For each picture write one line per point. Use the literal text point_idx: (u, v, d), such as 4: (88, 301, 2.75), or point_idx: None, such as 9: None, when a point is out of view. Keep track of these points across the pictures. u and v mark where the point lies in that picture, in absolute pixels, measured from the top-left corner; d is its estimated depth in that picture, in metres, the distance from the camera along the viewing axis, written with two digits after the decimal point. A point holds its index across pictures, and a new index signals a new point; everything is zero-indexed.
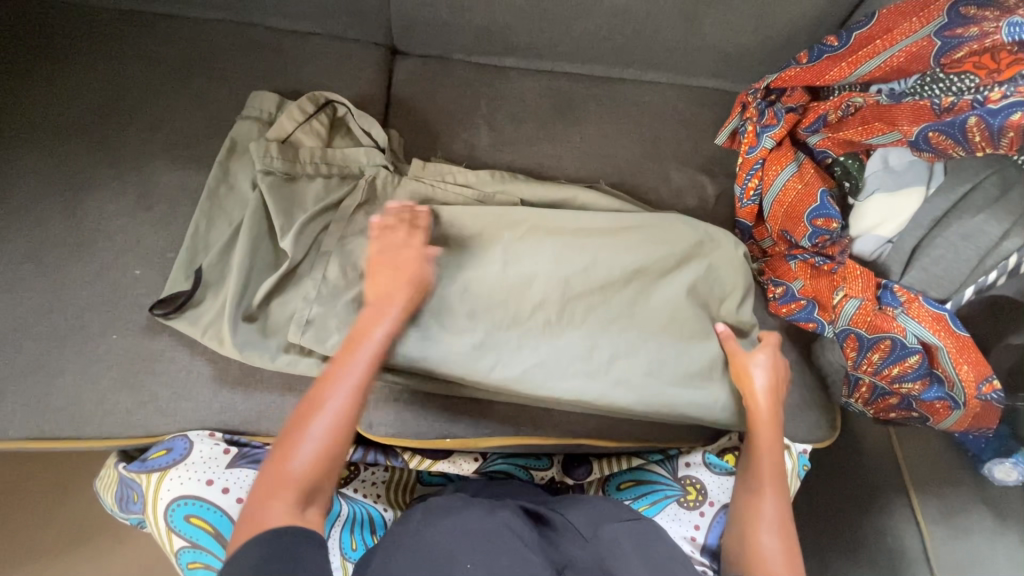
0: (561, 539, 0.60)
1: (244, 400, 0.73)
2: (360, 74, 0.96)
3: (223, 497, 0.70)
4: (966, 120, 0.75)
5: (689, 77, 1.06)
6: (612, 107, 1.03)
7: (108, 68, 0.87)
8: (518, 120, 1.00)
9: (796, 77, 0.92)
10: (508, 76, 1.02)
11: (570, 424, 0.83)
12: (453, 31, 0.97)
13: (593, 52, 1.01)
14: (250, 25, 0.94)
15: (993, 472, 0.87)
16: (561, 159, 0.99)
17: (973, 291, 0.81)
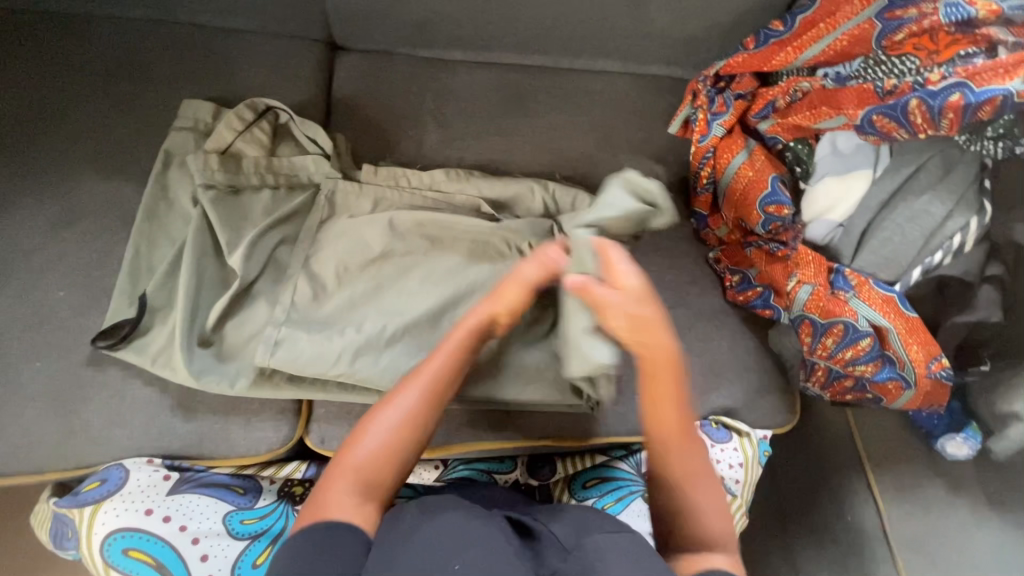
0: (544, 552, 0.56)
1: (184, 423, 0.69)
2: (298, 72, 0.92)
3: (163, 527, 0.67)
4: (907, 102, 0.77)
5: (641, 65, 1.05)
6: (564, 98, 1.01)
7: (21, 74, 0.80)
8: (467, 114, 0.97)
9: (743, 64, 0.91)
10: (455, 69, 0.99)
11: (531, 425, 0.82)
12: (395, 25, 0.93)
13: (542, 42, 0.98)
14: (177, 23, 0.88)
15: (944, 447, 0.90)
16: (513, 154, 0.96)
17: (920, 271, 0.82)
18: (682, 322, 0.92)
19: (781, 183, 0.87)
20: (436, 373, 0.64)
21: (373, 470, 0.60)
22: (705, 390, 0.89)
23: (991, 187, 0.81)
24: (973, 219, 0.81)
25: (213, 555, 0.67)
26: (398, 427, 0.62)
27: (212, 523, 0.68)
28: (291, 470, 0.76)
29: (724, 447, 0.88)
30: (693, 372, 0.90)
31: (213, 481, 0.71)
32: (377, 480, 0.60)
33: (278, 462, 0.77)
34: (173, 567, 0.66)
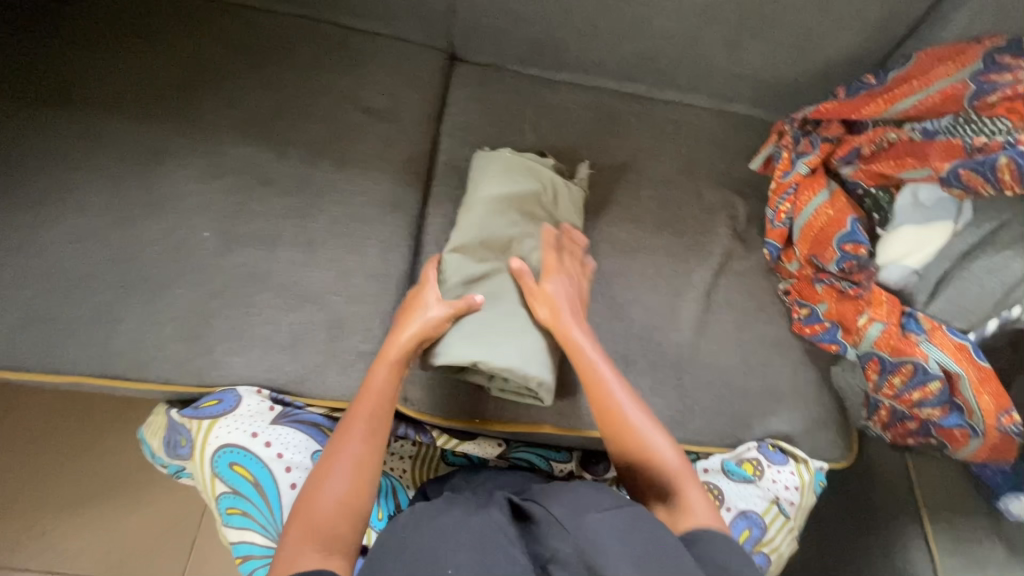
0: (544, 534, 0.59)
1: (291, 361, 0.78)
2: (420, 74, 1.03)
3: (264, 451, 0.74)
4: (997, 160, 0.80)
5: (727, 104, 1.12)
6: (653, 124, 1.08)
7: (195, 49, 0.93)
8: (564, 128, 1.05)
9: (833, 110, 0.97)
10: (557, 88, 1.08)
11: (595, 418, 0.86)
12: (509, 41, 1.04)
13: (639, 71, 1.07)
14: (325, 22, 1.01)
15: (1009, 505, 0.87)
16: (603, 170, 1.03)
17: (997, 323, 0.84)
18: (747, 345, 0.95)
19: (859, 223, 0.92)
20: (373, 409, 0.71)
21: (335, 517, 0.64)
22: (764, 414, 0.92)
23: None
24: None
25: (301, 484, 0.73)
26: (362, 456, 0.68)
27: (303, 456, 0.75)
28: None
29: (781, 469, 0.90)
30: (752, 392, 0.93)
31: (308, 420, 0.78)
32: (339, 531, 0.63)
33: None
34: (269, 487, 0.73)
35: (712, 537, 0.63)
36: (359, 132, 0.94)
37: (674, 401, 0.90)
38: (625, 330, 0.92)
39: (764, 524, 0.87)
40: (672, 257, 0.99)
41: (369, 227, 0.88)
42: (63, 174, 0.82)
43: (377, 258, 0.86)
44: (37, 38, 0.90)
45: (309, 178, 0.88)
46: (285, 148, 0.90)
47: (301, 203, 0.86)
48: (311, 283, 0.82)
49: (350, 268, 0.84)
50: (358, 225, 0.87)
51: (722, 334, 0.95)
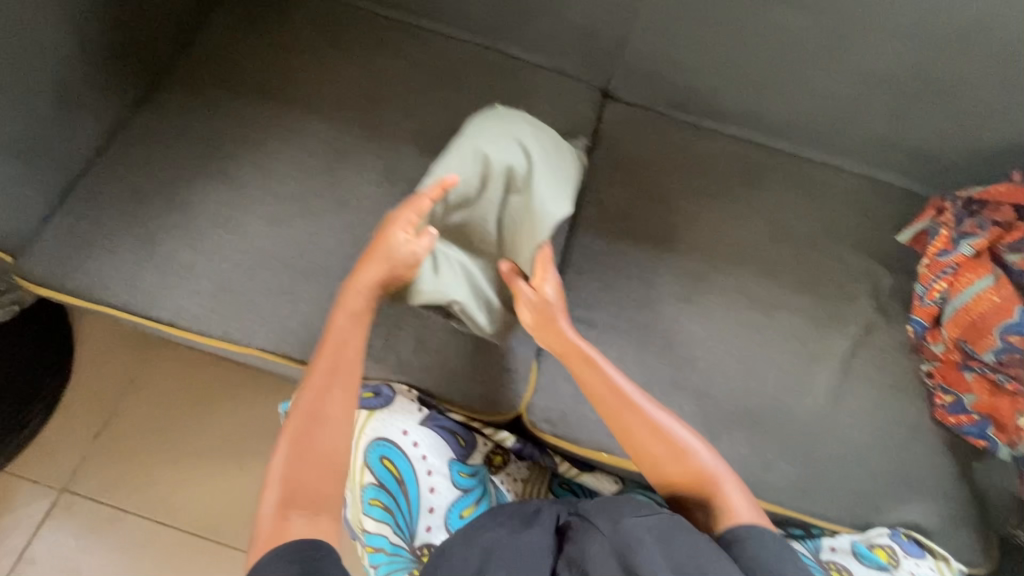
0: (582, 538, 0.66)
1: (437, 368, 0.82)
2: (577, 107, 1.06)
3: (411, 448, 0.82)
4: None
5: (880, 171, 1.08)
6: (800, 182, 1.06)
7: (379, 63, 1.00)
8: (710, 175, 1.05)
9: (1007, 194, 0.94)
10: (705, 136, 1.08)
11: None
12: (667, 86, 1.06)
13: (794, 128, 1.06)
14: (494, 50, 1.07)
15: None
16: (747, 221, 1.02)
17: None
18: (883, 426, 0.91)
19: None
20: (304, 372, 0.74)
21: (317, 480, 0.68)
22: (894, 501, 0.88)
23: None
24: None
25: (438, 490, 0.82)
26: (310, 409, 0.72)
27: (442, 461, 0.82)
28: (502, 437, 0.87)
29: (918, 562, 0.86)
30: (886, 475, 0.88)
31: (449, 426, 0.84)
32: (320, 491, 0.68)
33: (494, 425, 0.88)
34: (410, 486, 0.81)
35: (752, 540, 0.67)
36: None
37: (800, 470, 0.87)
38: (755, 389, 0.90)
39: None
40: (812, 320, 0.96)
41: None
42: (258, 164, 0.90)
43: None
44: (246, 36, 0.99)
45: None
46: None
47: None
48: None
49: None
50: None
51: (857, 410, 0.91)
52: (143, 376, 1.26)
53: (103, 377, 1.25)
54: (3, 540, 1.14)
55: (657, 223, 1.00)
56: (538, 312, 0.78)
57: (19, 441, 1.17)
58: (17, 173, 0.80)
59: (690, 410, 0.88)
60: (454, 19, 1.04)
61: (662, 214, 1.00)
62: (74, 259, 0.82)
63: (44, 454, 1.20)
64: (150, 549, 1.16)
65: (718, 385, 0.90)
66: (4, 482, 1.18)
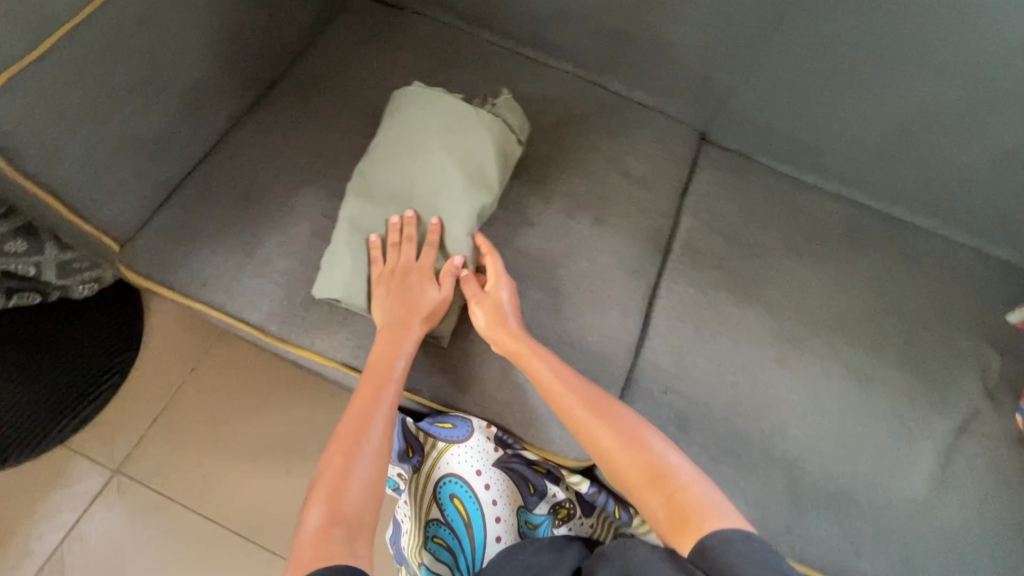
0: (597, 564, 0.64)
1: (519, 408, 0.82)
2: (676, 149, 1.04)
3: (482, 490, 0.80)
4: None
5: (992, 247, 1.02)
6: (904, 249, 1.01)
7: (485, 88, 1.01)
8: (809, 232, 1.01)
9: None
10: (807, 192, 1.05)
11: (806, 552, 0.82)
12: (773, 137, 1.03)
13: (904, 192, 1.01)
14: (598, 86, 1.06)
15: None
16: (849, 287, 0.97)
17: None
18: (990, 526, 0.83)
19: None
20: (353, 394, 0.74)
21: (361, 499, 0.65)
22: None
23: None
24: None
25: (504, 539, 0.78)
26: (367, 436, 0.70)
27: (513, 509, 0.80)
28: (575, 481, 0.83)
29: None
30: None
31: (522, 471, 0.82)
32: (363, 512, 0.64)
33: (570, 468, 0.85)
34: (477, 530, 0.78)
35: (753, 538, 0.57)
36: (612, 196, 0.97)
37: (896, 563, 0.81)
38: (851, 468, 0.85)
39: None
40: (914, 397, 0.90)
41: (610, 289, 0.90)
42: None
43: (613, 321, 0.88)
44: (360, 51, 1.01)
45: (563, 230, 0.92)
46: (548, 195, 0.94)
47: (553, 254, 0.91)
48: (551, 331, 0.86)
49: (583, 330, 0.87)
50: (599, 286, 0.90)
51: (964, 507, 0.84)
52: (201, 367, 1.26)
53: (162, 362, 1.25)
54: (53, 517, 1.13)
55: (754, 277, 0.96)
56: (491, 311, 0.79)
57: (83, 419, 1.18)
58: (141, 166, 0.81)
59: (776, 477, 0.84)
60: (562, 52, 1.05)
61: (761, 270, 0.96)
62: (183, 256, 0.84)
63: (102, 435, 1.19)
64: (193, 546, 1.13)
65: (810, 457, 0.85)
66: (59, 457, 1.16)
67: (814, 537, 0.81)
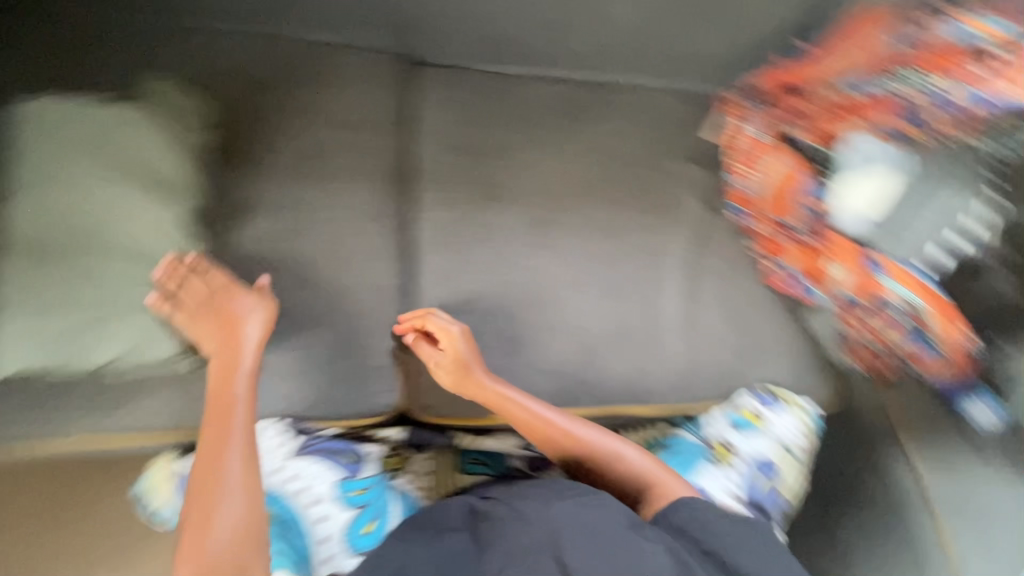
0: (507, 528, 0.66)
1: (301, 391, 0.86)
2: (380, 81, 0.98)
3: (287, 484, 0.80)
4: (925, 113, 0.91)
5: (684, 81, 1.13)
6: (616, 109, 1.09)
7: (139, 83, 0.88)
8: (531, 119, 1.04)
9: (779, 77, 1.08)
10: (525, 83, 1.06)
11: (605, 397, 0.94)
12: (468, 39, 1.01)
13: (598, 58, 1.08)
14: (272, 38, 0.95)
15: (970, 414, 0.93)
16: (578, 158, 1.04)
17: (948, 256, 0.89)
18: (730, 311, 1.02)
19: (814, 183, 0.98)
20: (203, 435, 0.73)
21: (232, 544, 0.66)
22: (753, 363, 1.01)
23: (1005, 176, 0.86)
24: (983, 199, 0.87)
25: (329, 514, 0.79)
26: (235, 481, 0.70)
27: (327, 484, 0.80)
28: (390, 433, 0.89)
29: (781, 414, 0.94)
30: (744, 350, 1.01)
31: (327, 445, 0.84)
32: (243, 557, 0.65)
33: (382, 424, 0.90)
34: (297, 520, 0.78)
35: (688, 505, 0.72)
36: (327, 150, 0.93)
37: (675, 370, 0.97)
38: (619, 309, 0.97)
39: (777, 465, 0.89)
40: (652, 233, 1.03)
41: (355, 244, 0.91)
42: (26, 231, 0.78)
43: (372, 276, 0.91)
44: None
45: (288, 205, 0.90)
46: (257, 176, 0.90)
47: (286, 231, 0.89)
48: (312, 308, 0.88)
49: (343, 290, 0.89)
50: (345, 242, 0.90)
51: (707, 299, 1.02)
52: None
53: None
54: None
55: (495, 178, 0.99)
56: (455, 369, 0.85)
57: None
58: None
59: (563, 347, 0.94)
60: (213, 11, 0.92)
61: (499, 169, 0.99)
62: None
63: None
64: None
65: (586, 319, 0.96)
66: None
67: (607, 384, 0.95)
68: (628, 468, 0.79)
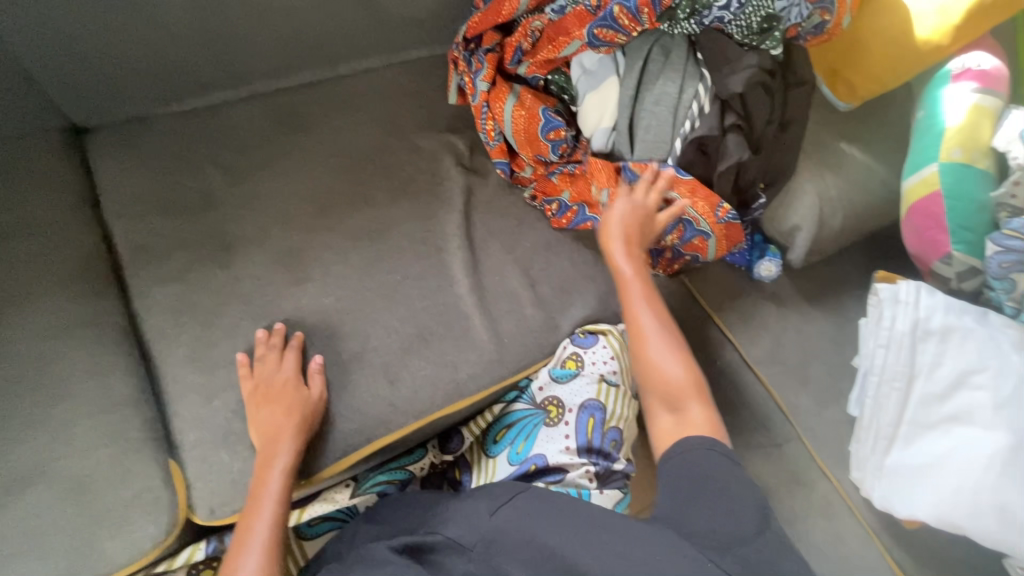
0: (443, 559, 0.67)
1: (40, 563, 0.72)
2: (45, 168, 0.90)
3: None
4: (612, 10, 0.89)
5: (404, 52, 1.11)
6: (338, 102, 1.04)
7: None
8: (246, 147, 0.97)
9: (481, 21, 1.01)
10: (222, 110, 0.99)
11: (419, 408, 0.87)
12: (131, 88, 0.92)
13: (297, 59, 1.01)
14: None
15: (758, 271, 1.02)
16: (311, 174, 0.98)
17: (680, 142, 0.92)
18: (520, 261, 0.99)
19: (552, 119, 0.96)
20: (252, 520, 0.72)
21: None
22: (564, 307, 0.98)
23: (703, 56, 0.94)
24: (700, 85, 0.92)
25: None
26: (262, 553, 0.70)
27: None
28: (189, 554, 0.83)
29: (595, 349, 0.97)
30: (546, 297, 0.98)
31: None
32: None
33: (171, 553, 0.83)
34: None
35: (706, 447, 0.64)
36: (4, 268, 0.83)
37: (484, 345, 0.92)
38: (406, 311, 0.91)
39: (601, 404, 0.94)
40: (418, 216, 0.98)
41: (68, 362, 0.81)
42: None
43: (103, 393, 0.81)
44: None
45: None
46: None
47: None
48: (30, 461, 0.75)
49: (66, 420, 0.78)
50: (49, 366, 0.80)
51: (495, 262, 0.98)
52: None
53: None
54: None
55: (222, 228, 0.91)
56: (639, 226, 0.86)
57: None
58: None
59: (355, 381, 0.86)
60: None
61: (225, 217, 0.92)
62: None
63: None
64: None
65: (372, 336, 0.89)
66: None
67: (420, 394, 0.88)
68: (659, 376, 0.72)
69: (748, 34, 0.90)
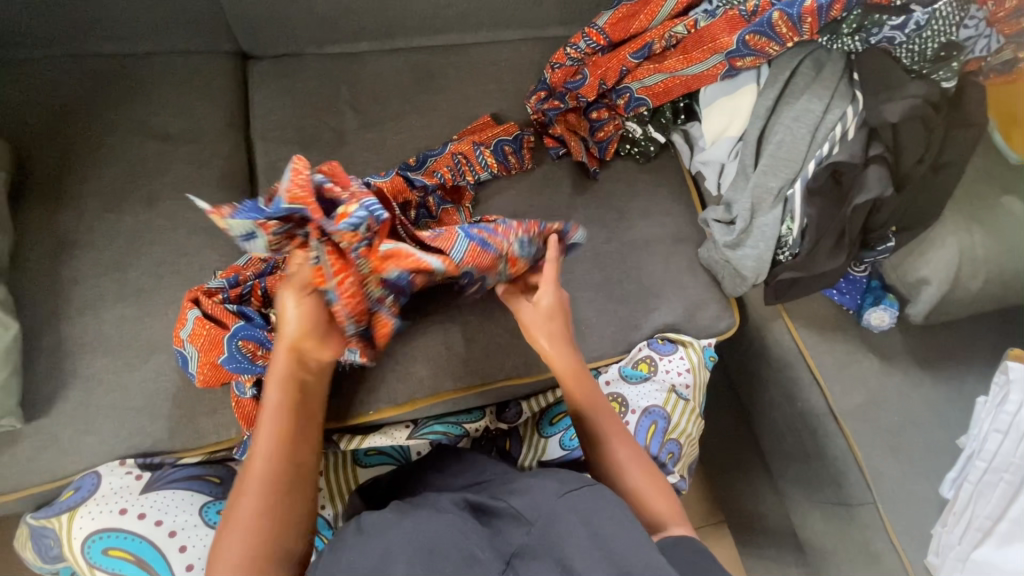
0: (503, 527, 0.59)
1: (150, 421, 0.83)
2: (212, 83, 1.01)
3: (137, 523, 0.80)
4: (771, 16, 0.85)
5: (543, 30, 1.12)
6: (470, 69, 1.07)
7: None
8: (381, 97, 1.03)
9: (626, 13, 0.98)
10: (364, 58, 1.05)
11: (489, 371, 0.91)
12: (296, 26, 1.01)
13: (441, 22, 1.06)
14: (89, 55, 0.98)
15: (868, 319, 0.93)
16: (431, 131, 1.02)
17: (814, 164, 0.87)
18: (614, 253, 0.99)
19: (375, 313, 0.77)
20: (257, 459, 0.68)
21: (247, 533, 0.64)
22: (646, 311, 0.97)
23: (860, 76, 0.86)
24: (849, 108, 0.86)
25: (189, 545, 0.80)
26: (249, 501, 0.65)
27: (187, 515, 0.81)
28: None
29: (671, 357, 0.96)
30: (632, 297, 0.97)
31: (184, 475, 0.84)
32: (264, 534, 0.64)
33: None
34: (157, 558, 0.79)
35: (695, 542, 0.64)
36: (161, 162, 0.94)
37: None
38: None
39: (667, 413, 0.95)
40: (524, 191, 1.00)
41: (198, 257, 0.91)
42: None
43: None
44: None
45: (115, 226, 0.90)
46: (80, 204, 0.90)
47: (117, 256, 0.88)
48: (155, 333, 0.86)
49: None
50: (185, 258, 0.90)
51: (589, 250, 0.99)
52: None
53: None
54: None
55: (345, 166, 0.98)
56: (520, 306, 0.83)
57: None
58: None
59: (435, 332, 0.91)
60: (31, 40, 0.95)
61: (349, 156, 0.99)
62: None
63: None
64: None
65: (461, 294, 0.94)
66: None
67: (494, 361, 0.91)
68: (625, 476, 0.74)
69: (919, 60, 0.82)
